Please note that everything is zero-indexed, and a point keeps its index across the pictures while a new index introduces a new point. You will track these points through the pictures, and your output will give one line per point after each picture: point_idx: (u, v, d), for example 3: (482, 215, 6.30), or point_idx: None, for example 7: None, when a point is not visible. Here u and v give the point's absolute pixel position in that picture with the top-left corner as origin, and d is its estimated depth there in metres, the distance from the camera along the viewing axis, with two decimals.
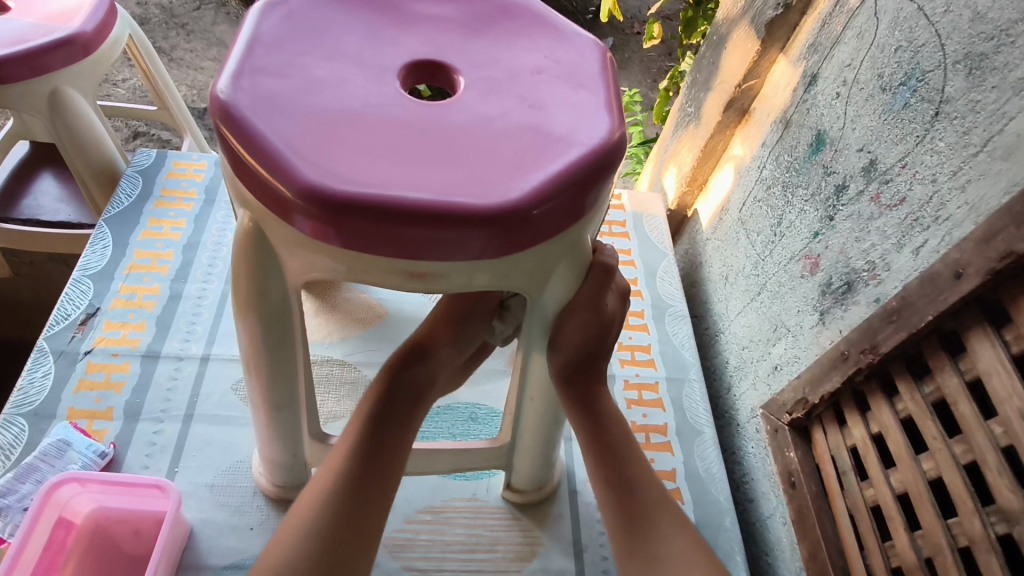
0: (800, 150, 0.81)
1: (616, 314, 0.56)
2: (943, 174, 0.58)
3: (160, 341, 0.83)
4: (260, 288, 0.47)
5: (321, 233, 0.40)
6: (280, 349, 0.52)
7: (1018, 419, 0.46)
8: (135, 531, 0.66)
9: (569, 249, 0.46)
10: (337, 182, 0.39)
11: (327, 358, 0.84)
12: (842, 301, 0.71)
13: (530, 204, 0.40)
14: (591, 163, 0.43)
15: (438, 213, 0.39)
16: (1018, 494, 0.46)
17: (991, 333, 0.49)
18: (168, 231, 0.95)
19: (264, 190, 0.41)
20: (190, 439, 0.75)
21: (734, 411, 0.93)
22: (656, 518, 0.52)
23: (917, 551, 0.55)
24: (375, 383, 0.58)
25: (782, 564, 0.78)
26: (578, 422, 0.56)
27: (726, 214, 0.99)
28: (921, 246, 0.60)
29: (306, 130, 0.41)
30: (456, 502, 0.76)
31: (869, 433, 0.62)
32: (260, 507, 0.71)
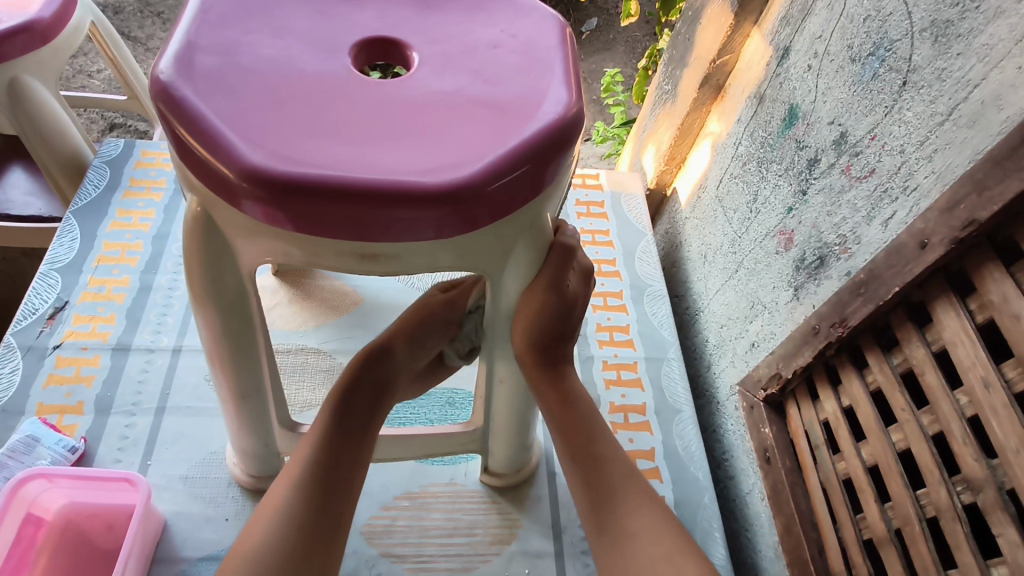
0: (774, 125, 0.80)
1: (580, 293, 0.55)
2: (911, 145, 0.57)
3: (131, 334, 0.82)
4: (214, 276, 0.46)
5: (268, 216, 0.39)
6: (240, 337, 0.51)
7: (982, 388, 0.46)
8: (107, 525, 0.66)
9: (528, 227, 0.45)
10: (281, 163, 0.38)
11: (302, 346, 0.83)
12: (815, 276, 0.70)
13: (482, 181, 0.39)
14: (547, 137, 0.42)
15: (387, 192, 0.38)
16: (982, 462, 0.46)
17: (956, 303, 0.49)
18: (137, 222, 0.93)
19: (208, 173, 0.40)
20: (163, 431, 0.75)
21: (713, 389, 0.93)
22: (624, 494, 0.52)
23: (888, 522, 0.55)
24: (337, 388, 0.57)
25: (761, 539, 0.79)
26: (545, 402, 0.56)
27: (704, 192, 0.99)
28: (890, 217, 0.59)
29: (251, 110, 0.40)
30: (435, 487, 0.75)
31: (840, 407, 0.62)
32: (235, 497, 0.71)
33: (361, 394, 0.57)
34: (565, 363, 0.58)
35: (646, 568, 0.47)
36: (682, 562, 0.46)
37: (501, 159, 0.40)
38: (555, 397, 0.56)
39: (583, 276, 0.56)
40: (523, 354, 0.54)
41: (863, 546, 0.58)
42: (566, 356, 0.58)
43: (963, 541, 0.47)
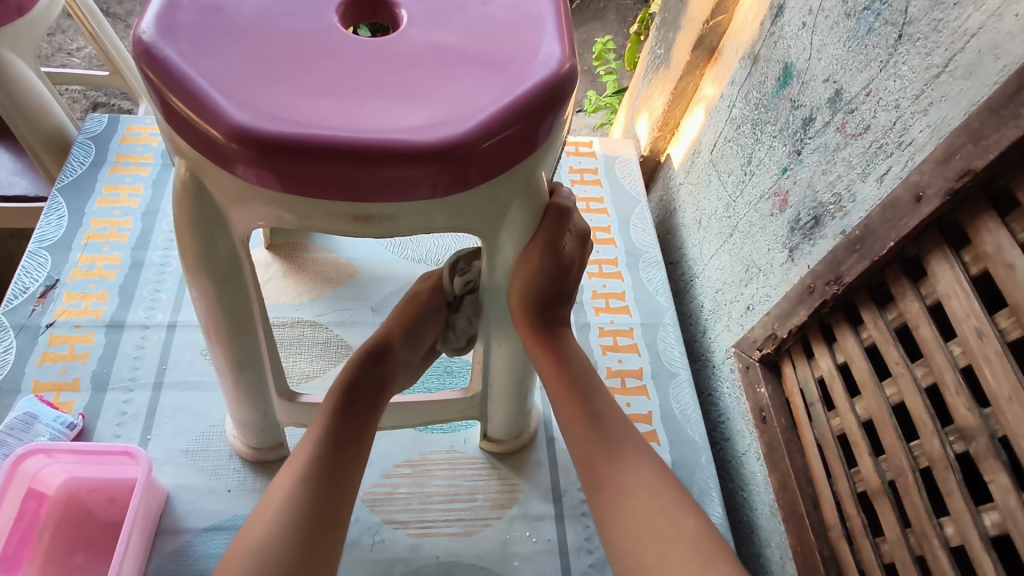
0: (768, 85, 0.79)
1: (575, 256, 0.55)
2: (906, 99, 0.57)
3: (124, 310, 0.81)
4: (206, 243, 0.46)
5: (257, 178, 0.39)
6: (235, 305, 0.51)
7: (976, 338, 0.46)
8: (109, 499, 0.66)
9: (522, 187, 0.44)
10: (269, 123, 0.37)
11: (298, 319, 0.83)
12: (810, 236, 0.70)
13: (475, 138, 0.39)
14: (540, 94, 0.41)
15: (378, 150, 0.37)
16: (975, 411, 0.46)
17: (950, 255, 0.49)
18: (125, 198, 0.92)
19: (195, 136, 0.39)
20: (161, 406, 0.75)
21: (709, 353, 0.93)
22: (621, 451, 0.52)
23: (881, 474, 0.56)
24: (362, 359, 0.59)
25: (757, 497, 0.80)
26: (542, 365, 0.56)
27: (698, 156, 0.98)
28: (885, 173, 0.59)
29: (237, 70, 0.39)
30: (435, 454, 0.76)
31: (835, 364, 0.62)
32: (237, 469, 0.71)
33: (360, 393, 0.56)
34: (562, 326, 0.58)
35: (644, 523, 0.47)
36: (679, 516, 0.47)
37: (494, 116, 0.39)
38: (552, 359, 0.56)
39: (579, 239, 0.55)
40: (518, 316, 0.54)
41: (857, 497, 0.59)
42: (562, 319, 0.58)
43: (955, 488, 0.48)
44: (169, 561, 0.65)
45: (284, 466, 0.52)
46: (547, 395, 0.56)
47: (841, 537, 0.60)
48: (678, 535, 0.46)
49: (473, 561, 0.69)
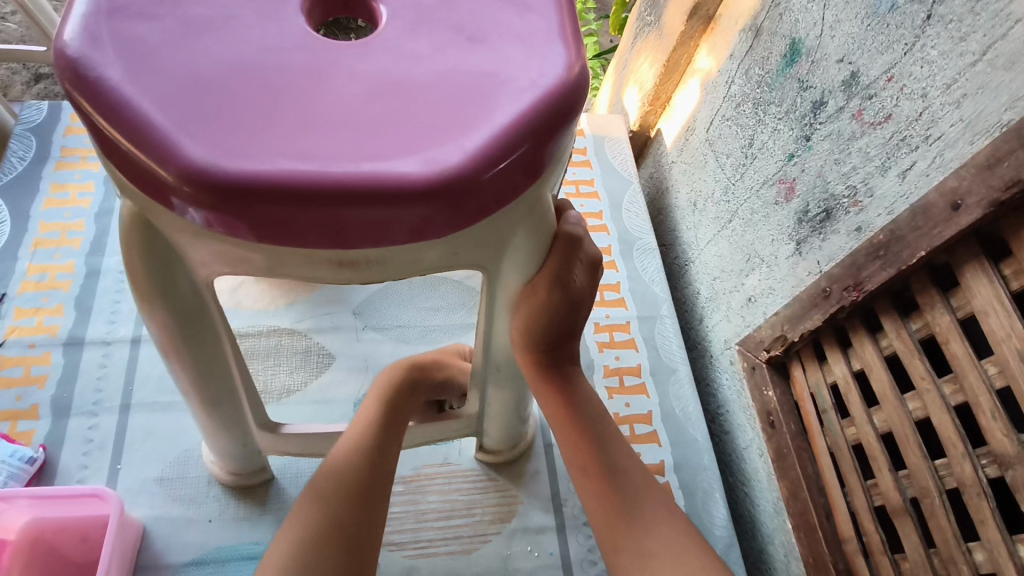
0: (772, 62, 0.72)
1: (587, 290, 0.50)
2: (935, 88, 0.52)
3: (83, 325, 0.75)
4: (164, 284, 0.40)
5: (216, 223, 0.33)
6: (202, 345, 0.45)
7: (1017, 361, 0.43)
8: (81, 538, 0.61)
9: (527, 213, 0.39)
10: (229, 158, 0.31)
11: (274, 328, 0.77)
12: (820, 230, 0.66)
13: (474, 169, 0.33)
14: (545, 111, 0.35)
15: (361, 188, 0.32)
16: (1013, 437, 0.43)
17: (989, 268, 0.45)
18: (75, 198, 0.84)
19: (137, 173, 0.33)
20: (130, 430, 0.69)
21: (705, 342, 0.90)
22: (642, 509, 0.47)
23: (902, 491, 0.53)
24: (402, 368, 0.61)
25: (760, 494, 0.77)
26: (551, 405, 0.53)
27: (692, 134, 0.92)
28: (909, 169, 0.54)
29: (183, 91, 0.33)
30: (429, 468, 0.72)
31: (851, 371, 0.59)
32: (218, 496, 0.66)
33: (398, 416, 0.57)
34: (571, 362, 0.54)
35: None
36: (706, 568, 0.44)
37: (492, 140, 0.34)
38: (563, 399, 0.52)
39: (593, 268, 0.50)
40: (522, 353, 0.51)
41: (875, 513, 0.57)
42: (571, 354, 0.54)
43: (988, 517, 0.45)
44: None
45: (304, 492, 0.51)
46: (556, 438, 0.53)
47: (856, 552, 0.58)
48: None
49: None
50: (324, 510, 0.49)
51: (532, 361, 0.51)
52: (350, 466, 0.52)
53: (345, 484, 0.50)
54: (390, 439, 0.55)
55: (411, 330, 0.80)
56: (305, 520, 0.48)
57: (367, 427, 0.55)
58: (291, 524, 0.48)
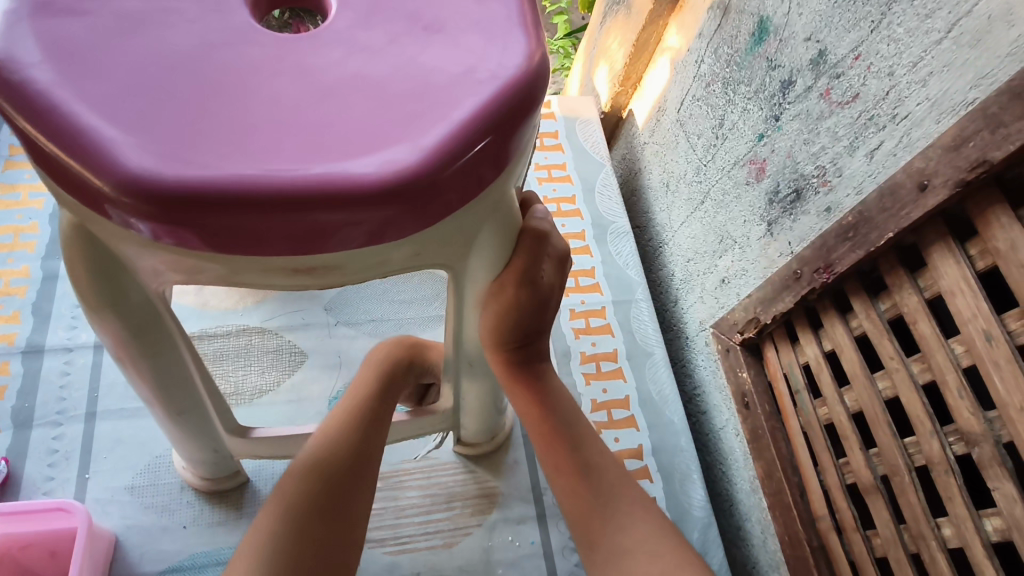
0: (741, 40, 0.71)
1: (555, 284, 0.49)
2: (901, 66, 0.51)
3: (43, 332, 0.72)
4: (114, 297, 0.38)
5: (163, 235, 0.31)
6: (160, 355, 0.44)
7: (983, 341, 0.43)
8: (50, 553, 0.59)
9: (491, 211, 0.38)
10: (169, 167, 0.29)
11: (244, 327, 0.75)
12: (791, 211, 0.65)
13: (432, 168, 0.32)
14: (504, 105, 0.34)
15: (311, 194, 0.30)
16: (979, 415, 0.44)
17: (955, 249, 0.45)
18: (27, 199, 0.80)
19: (71, 182, 0.31)
20: (97, 439, 0.67)
21: (681, 324, 0.90)
22: (615, 508, 0.47)
23: (873, 469, 0.54)
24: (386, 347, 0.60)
25: (736, 472, 0.78)
26: (523, 403, 0.53)
27: (664, 114, 0.91)
28: (877, 149, 0.54)
29: (115, 94, 0.31)
30: (407, 464, 0.72)
31: (823, 352, 0.60)
32: (191, 502, 0.65)
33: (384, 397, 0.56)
34: (542, 360, 0.54)
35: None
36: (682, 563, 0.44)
37: (449, 138, 0.32)
38: (534, 399, 0.52)
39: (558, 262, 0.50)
40: (492, 351, 0.51)
41: (847, 491, 0.58)
42: (541, 352, 0.54)
43: (956, 493, 0.46)
44: None
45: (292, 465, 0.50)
46: (528, 436, 0.53)
47: (830, 529, 0.59)
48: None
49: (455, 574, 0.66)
50: (306, 483, 0.47)
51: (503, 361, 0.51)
52: (331, 446, 0.50)
53: (332, 455, 0.50)
54: (378, 414, 0.54)
55: (385, 324, 0.79)
56: (283, 504, 0.46)
57: (360, 393, 0.55)
58: (275, 500, 0.47)
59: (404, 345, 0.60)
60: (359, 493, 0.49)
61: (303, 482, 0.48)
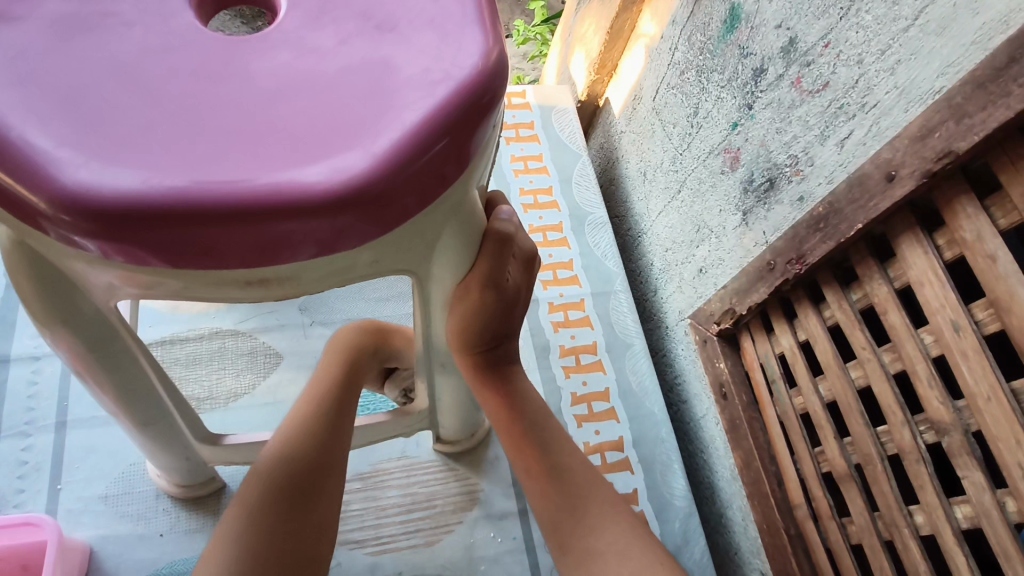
0: (713, 28, 0.70)
1: (521, 284, 0.49)
2: (870, 54, 0.50)
3: (8, 342, 0.71)
4: (64, 312, 0.38)
5: (109, 252, 0.30)
6: (118, 368, 0.43)
7: (951, 331, 0.43)
8: (22, 566, 0.57)
9: (452, 212, 0.37)
10: (109, 181, 0.28)
11: (217, 330, 0.74)
12: (765, 200, 0.65)
13: (386, 173, 0.31)
14: (460, 106, 0.33)
15: (261, 205, 0.29)
16: (948, 404, 0.44)
17: (923, 239, 0.45)
18: None
19: (8, 200, 0.29)
20: (67, 448, 0.66)
21: (660, 313, 0.89)
22: (586, 508, 0.47)
23: (847, 457, 0.54)
24: (344, 343, 0.59)
25: (717, 460, 0.78)
26: (493, 406, 0.52)
27: (640, 102, 0.90)
28: (847, 138, 0.54)
29: (52, 107, 0.29)
30: (386, 463, 0.71)
31: (797, 341, 0.60)
32: (168, 509, 0.64)
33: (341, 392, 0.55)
34: (511, 362, 0.54)
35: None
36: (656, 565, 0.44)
37: (403, 142, 0.32)
38: (503, 402, 0.52)
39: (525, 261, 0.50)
40: (461, 354, 0.50)
41: (823, 479, 0.58)
42: (512, 354, 0.54)
43: (927, 482, 0.46)
44: None
45: (258, 456, 0.49)
46: (500, 439, 0.52)
47: (807, 517, 0.60)
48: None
49: (438, 572, 0.66)
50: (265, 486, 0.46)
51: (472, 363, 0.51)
52: (291, 445, 0.49)
53: (292, 457, 0.48)
54: (340, 409, 0.53)
55: None
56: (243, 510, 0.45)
57: (319, 393, 0.54)
58: (235, 506, 0.46)
59: (364, 335, 0.60)
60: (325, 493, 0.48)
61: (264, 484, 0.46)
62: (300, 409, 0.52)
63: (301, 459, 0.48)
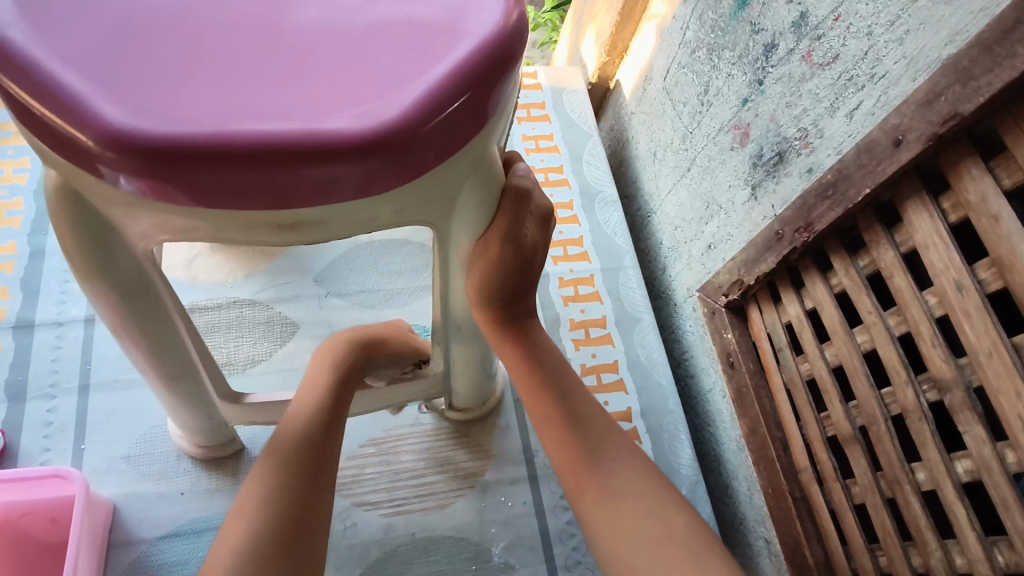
0: (724, 4, 0.69)
1: (538, 242, 0.51)
2: (880, 25, 0.50)
3: (32, 308, 0.72)
4: (103, 259, 0.39)
5: (150, 190, 0.31)
6: (150, 319, 0.45)
7: (954, 291, 0.45)
8: (51, 519, 0.60)
9: (474, 165, 0.39)
10: (153, 121, 0.30)
11: (236, 299, 0.76)
12: (773, 173, 0.64)
13: (410, 123, 0.32)
14: (484, 61, 0.34)
15: (296, 149, 0.31)
16: (950, 362, 0.46)
17: (928, 203, 0.47)
18: (10, 175, 0.80)
19: (59, 141, 0.31)
20: (91, 410, 0.68)
21: (669, 291, 0.89)
22: (604, 452, 0.50)
23: (852, 420, 0.56)
24: (339, 350, 0.57)
25: (723, 433, 0.79)
26: (512, 359, 0.54)
27: (650, 83, 0.89)
28: (856, 109, 0.53)
29: (102, 52, 0.31)
30: (400, 429, 0.73)
31: (804, 310, 0.61)
32: (188, 469, 0.66)
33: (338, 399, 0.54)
34: (528, 317, 0.56)
35: (635, 523, 0.46)
36: (668, 515, 0.46)
37: (431, 93, 0.33)
38: (521, 357, 0.54)
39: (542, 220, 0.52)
40: (480, 310, 0.53)
41: (827, 442, 0.60)
42: (529, 310, 0.56)
43: (928, 438, 0.48)
44: None
45: (258, 457, 0.50)
46: (518, 392, 0.54)
47: (811, 479, 0.62)
48: (669, 535, 0.45)
49: (450, 533, 0.68)
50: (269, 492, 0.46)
51: (491, 318, 0.53)
52: (290, 452, 0.49)
53: (294, 463, 0.48)
54: (337, 415, 0.53)
55: (375, 295, 0.79)
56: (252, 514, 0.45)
57: (318, 397, 0.53)
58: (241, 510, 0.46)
59: (357, 342, 0.59)
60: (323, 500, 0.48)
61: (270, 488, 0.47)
62: (298, 412, 0.52)
63: (307, 453, 0.49)
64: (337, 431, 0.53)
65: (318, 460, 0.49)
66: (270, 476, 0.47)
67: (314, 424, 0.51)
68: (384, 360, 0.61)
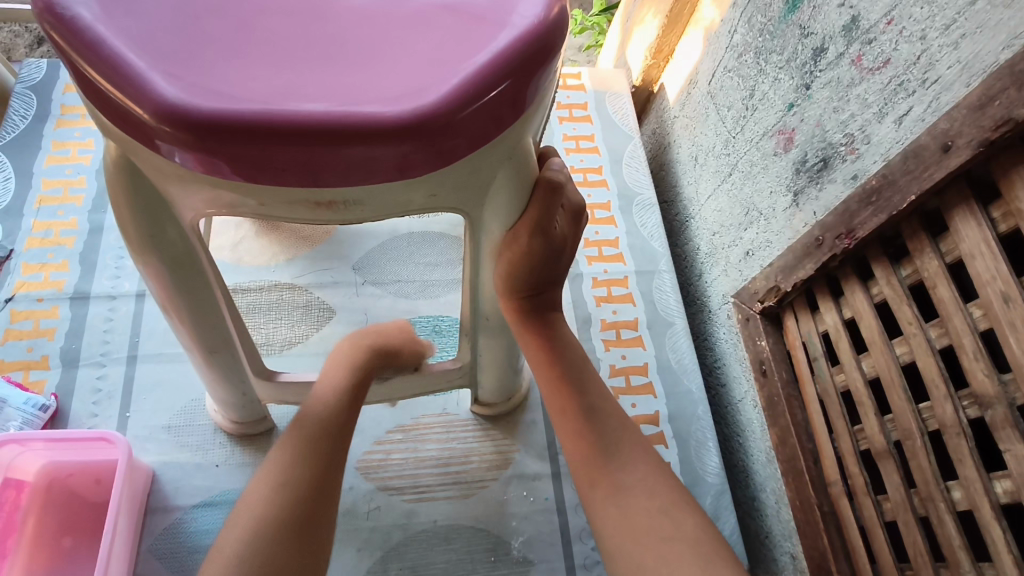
0: (774, 8, 0.68)
1: (567, 235, 0.52)
2: (934, 29, 0.48)
3: (88, 281, 0.76)
4: (153, 231, 0.41)
5: (201, 164, 0.33)
6: (195, 292, 0.47)
7: (1000, 303, 0.43)
8: (96, 479, 0.64)
9: (508, 155, 0.40)
10: (204, 99, 0.31)
11: (276, 282, 0.78)
12: (817, 180, 0.62)
13: (446, 108, 0.33)
14: (524, 50, 0.35)
15: (336, 130, 0.32)
16: (993, 376, 0.44)
17: (977, 211, 0.46)
18: (76, 154, 0.85)
19: (118, 115, 0.33)
20: (137, 380, 0.71)
21: (704, 298, 0.88)
22: (621, 449, 0.50)
23: (887, 434, 0.55)
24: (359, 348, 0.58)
25: (753, 444, 0.77)
26: (535, 350, 0.55)
27: (695, 87, 0.88)
28: (905, 114, 0.51)
29: (162, 32, 0.33)
30: (427, 418, 0.74)
31: (842, 319, 0.60)
32: (223, 443, 0.69)
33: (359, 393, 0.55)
34: (553, 310, 0.57)
35: (644, 520, 0.46)
36: (679, 516, 0.46)
37: (469, 80, 0.34)
38: (546, 346, 0.55)
39: (573, 215, 0.52)
40: (507, 299, 0.53)
41: (860, 456, 0.58)
42: (554, 302, 0.57)
43: (966, 455, 0.46)
44: (160, 541, 0.63)
45: (271, 450, 0.51)
46: (537, 384, 0.55)
47: (841, 494, 0.60)
48: (678, 535, 0.45)
49: (471, 524, 0.68)
50: (280, 486, 0.47)
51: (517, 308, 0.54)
52: (300, 446, 0.50)
53: (309, 454, 0.50)
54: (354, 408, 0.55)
55: (410, 285, 0.81)
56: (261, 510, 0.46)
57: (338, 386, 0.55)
58: (250, 502, 0.47)
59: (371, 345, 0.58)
60: (332, 497, 0.49)
61: (281, 480, 0.48)
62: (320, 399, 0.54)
63: (325, 444, 0.50)
64: (350, 428, 0.54)
65: (332, 454, 0.50)
66: (277, 474, 0.48)
67: (329, 418, 0.52)
68: (399, 365, 0.62)
